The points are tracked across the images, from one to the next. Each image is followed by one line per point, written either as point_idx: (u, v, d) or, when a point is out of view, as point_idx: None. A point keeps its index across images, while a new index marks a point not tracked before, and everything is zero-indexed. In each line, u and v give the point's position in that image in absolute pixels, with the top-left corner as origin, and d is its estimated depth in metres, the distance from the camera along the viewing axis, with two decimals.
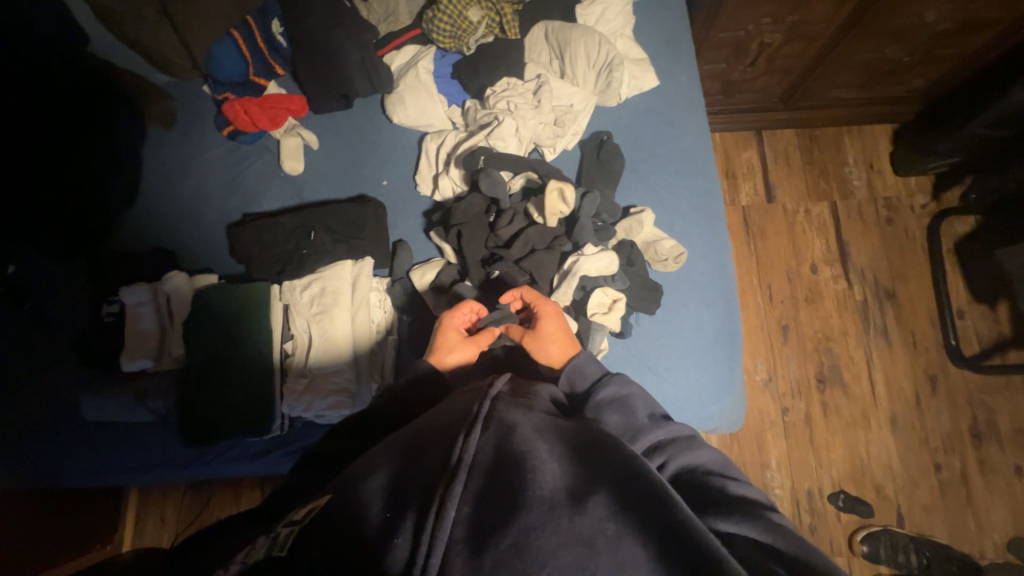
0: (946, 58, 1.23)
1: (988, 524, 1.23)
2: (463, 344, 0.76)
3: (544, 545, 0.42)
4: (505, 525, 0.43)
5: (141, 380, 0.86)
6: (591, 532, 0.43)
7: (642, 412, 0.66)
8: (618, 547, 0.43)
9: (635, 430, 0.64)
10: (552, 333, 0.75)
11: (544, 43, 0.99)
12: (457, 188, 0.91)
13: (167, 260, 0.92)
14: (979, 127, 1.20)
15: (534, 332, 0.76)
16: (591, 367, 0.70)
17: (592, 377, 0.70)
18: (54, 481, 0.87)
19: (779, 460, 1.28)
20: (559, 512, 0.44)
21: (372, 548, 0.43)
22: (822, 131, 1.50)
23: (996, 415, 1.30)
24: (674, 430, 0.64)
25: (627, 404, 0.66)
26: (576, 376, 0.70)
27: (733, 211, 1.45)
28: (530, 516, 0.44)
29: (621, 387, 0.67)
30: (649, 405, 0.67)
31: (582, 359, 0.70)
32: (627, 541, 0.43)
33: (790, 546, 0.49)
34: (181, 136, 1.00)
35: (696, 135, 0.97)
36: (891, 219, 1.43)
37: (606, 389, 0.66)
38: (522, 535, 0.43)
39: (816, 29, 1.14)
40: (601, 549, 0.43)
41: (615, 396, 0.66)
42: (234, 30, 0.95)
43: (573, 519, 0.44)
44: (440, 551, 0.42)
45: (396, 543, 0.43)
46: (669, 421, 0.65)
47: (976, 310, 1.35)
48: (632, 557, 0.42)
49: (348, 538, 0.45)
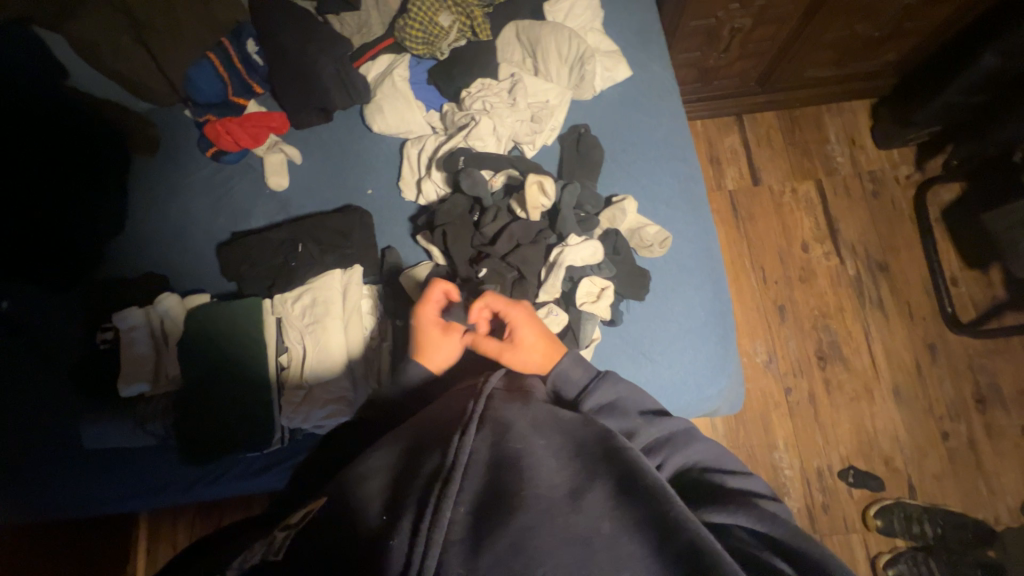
0: (916, 30, 1.24)
1: (1001, 489, 1.22)
2: (448, 338, 0.76)
3: (541, 545, 0.42)
4: (501, 525, 0.43)
5: (140, 405, 0.86)
6: (588, 530, 0.44)
7: (635, 414, 0.65)
8: (615, 543, 0.43)
9: (630, 432, 0.63)
10: (531, 340, 0.72)
11: (515, 43, 1.01)
12: (440, 191, 0.92)
13: (160, 283, 0.93)
14: (954, 94, 1.22)
15: (514, 346, 0.73)
16: (575, 373, 0.68)
17: (579, 385, 0.68)
18: (58, 515, 0.86)
19: (786, 440, 1.28)
20: (556, 510, 0.45)
21: (368, 550, 0.43)
22: (802, 110, 1.51)
23: (998, 378, 1.29)
24: (670, 427, 0.64)
25: (617, 408, 0.65)
26: (561, 383, 0.68)
27: (719, 196, 1.47)
28: (527, 516, 0.44)
29: (610, 390, 0.67)
30: (639, 404, 0.67)
31: (567, 364, 0.69)
32: (624, 538, 0.43)
33: (787, 533, 0.49)
34: (167, 161, 1.01)
35: (673, 121, 0.98)
36: (877, 192, 1.44)
37: (594, 395, 0.66)
38: (518, 536, 0.43)
39: (784, 11, 1.16)
40: (598, 547, 0.43)
41: (603, 403, 0.66)
42: (211, 53, 0.98)
43: (570, 517, 0.44)
44: (437, 553, 0.42)
45: (393, 544, 0.42)
46: (663, 418, 0.65)
47: (969, 275, 1.36)
48: (630, 552, 0.43)
49: (347, 541, 0.45)
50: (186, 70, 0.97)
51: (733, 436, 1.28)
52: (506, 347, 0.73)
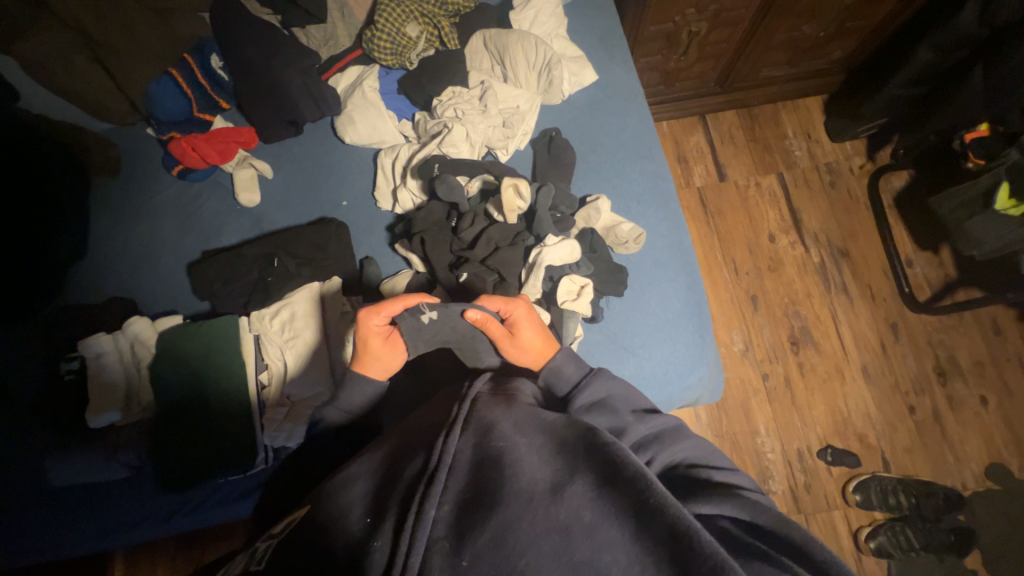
0: (857, 29, 1.33)
1: (966, 456, 1.29)
2: (390, 349, 0.75)
3: (522, 537, 0.43)
4: (482, 521, 0.44)
5: (112, 435, 0.82)
6: (568, 519, 0.44)
7: (626, 412, 0.66)
8: (595, 531, 0.44)
9: (620, 429, 0.64)
10: (528, 335, 0.73)
11: (483, 51, 1.02)
12: (417, 199, 0.92)
13: (128, 306, 0.90)
14: (896, 88, 1.30)
15: (512, 338, 0.73)
16: (567, 369, 0.69)
17: (571, 380, 0.69)
18: (25, 558, 0.81)
19: (766, 425, 1.33)
20: (536, 503, 0.45)
21: (350, 555, 0.44)
22: (760, 108, 1.58)
23: (956, 352, 1.38)
24: (658, 424, 0.65)
25: (607, 406, 0.66)
26: (554, 379, 0.69)
27: (688, 193, 1.52)
28: (508, 511, 0.44)
29: (601, 387, 0.68)
30: (629, 402, 0.68)
31: (560, 360, 0.70)
32: (604, 525, 0.44)
33: (768, 520, 0.51)
34: (130, 182, 0.99)
35: (640, 122, 1.01)
36: (834, 182, 1.52)
37: (586, 391, 0.67)
38: (500, 530, 0.43)
39: (737, 15, 1.22)
40: (578, 535, 0.43)
41: (594, 400, 0.67)
42: (172, 69, 0.95)
43: (551, 508, 0.45)
44: (420, 551, 0.42)
45: (376, 546, 0.43)
46: (652, 416, 0.66)
47: (922, 256, 1.44)
48: (609, 539, 0.43)
49: (331, 547, 0.46)
50: (146, 87, 0.94)
51: (716, 424, 1.32)
52: (505, 337, 0.73)
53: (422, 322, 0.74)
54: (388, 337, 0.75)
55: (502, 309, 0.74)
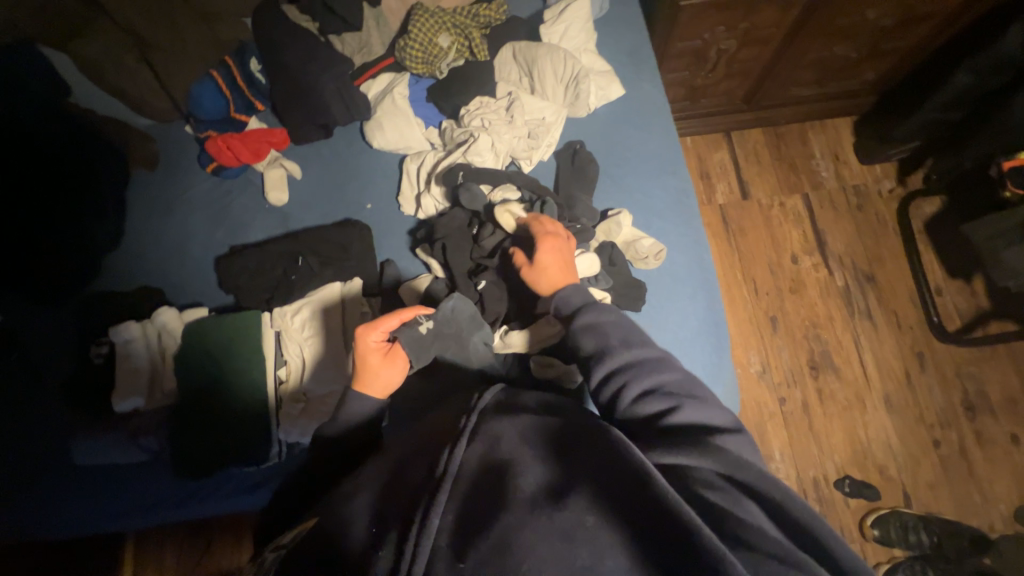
0: (892, 51, 1.31)
1: (993, 496, 1.23)
2: (388, 364, 0.74)
3: (523, 543, 0.42)
4: (485, 527, 0.44)
5: (135, 420, 0.85)
6: (571, 525, 0.43)
7: (615, 336, 0.64)
8: (598, 538, 0.42)
9: (605, 352, 0.63)
10: (545, 263, 0.75)
11: (512, 62, 1.04)
12: (440, 205, 0.94)
13: (157, 296, 0.93)
14: (930, 112, 1.27)
15: (530, 266, 0.77)
16: (574, 297, 0.70)
17: (574, 304, 0.69)
18: (48, 535, 0.84)
19: (782, 451, 1.29)
20: (538, 511, 0.44)
21: (354, 563, 0.45)
22: (787, 127, 1.56)
23: (986, 386, 1.32)
24: (644, 354, 0.62)
25: (599, 329, 0.65)
26: (561, 303, 0.71)
27: (710, 210, 1.50)
28: (511, 516, 0.44)
29: (598, 314, 0.66)
30: (623, 328, 0.65)
31: (569, 289, 0.71)
32: (607, 531, 0.43)
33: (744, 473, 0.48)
34: (167, 177, 1.03)
35: (664, 138, 1.01)
36: (862, 205, 1.49)
37: (581, 317, 0.67)
38: (502, 536, 0.43)
39: (767, 33, 1.22)
40: (581, 540, 0.42)
41: (589, 323, 0.66)
42: (213, 71, 1.00)
43: (553, 515, 0.43)
44: (423, 559, 0.43)
45: (379, 556, 0.44)
46: (640, 345, 0.63)
47: (953, 285, 1.39)
48: (612, 548, 0.42)
49: (337, 553, 0.47)
50: (188, 87, 0.99)
51: None
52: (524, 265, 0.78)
53: (422, 332, 0.76)
54: (386, 351, 0.75)
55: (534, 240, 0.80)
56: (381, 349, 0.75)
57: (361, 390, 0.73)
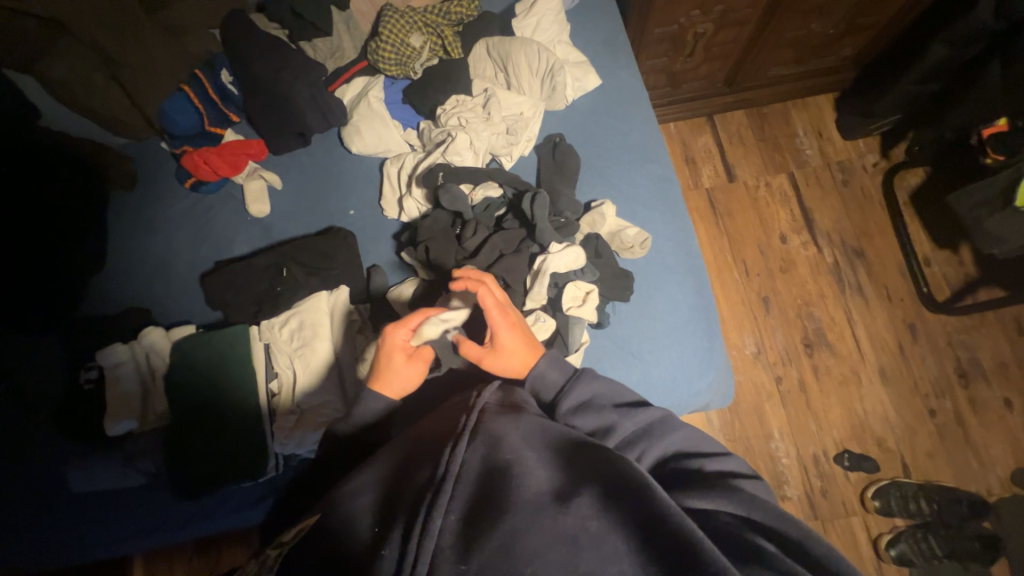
0: (868, 24, 1.30)
1: (990, 461, 1.25)
2: (411, 367, 0.74)
3: (529, 546, 0.43)
4: (490, 529, 0.44)
5: (130, 442, 0.85)
6: (575, 528, 0.44)
7: (612, 408, 0.65)
8: (602, 541, 0.43)
9: (608, 426, 0.63)
10: (512, 346, 0.70)
11: (486, 58, 1.03)
12: (422, 207, 0.93)
13: (144, 316, 0.92)
14: (909, 84, 1.27)
15: (495, 351, 0.70)
16: (551, 374, 0.68)
17: (557, 386, 0.68)
18: (50, 562, 0.84)
19: (781, 429, 1.30)
20: (542, 512, 0.45)
21: (358, 562, 0.45)
22: (770, 107, 1.56)
23: (978, 353, 1.33)
24: (649, 416, 0.64)
25: (594, 405, 0.65)
26: (540, 384, 0.68)
27: (697, 195, 1.50)
28: (515, 519, 0.44)
29: (587, 386, 0.67)
30: (616, 398, 0.67)
31: (543, 365, 0.69)
32: (610, 534, 0.44)
33: (766, 516, 0.50)
34: (145, 195, 1.02)
35: (644, 126, 1.01)
36: (847, 181, 1.49)
37: (570, 397, 0.65)
38: (506, 539, 0.43)
39: (743, 14, 1.21)
40: (585, 544, 0.43)
41: (580, 401, 0.66)
42: (184, 86, 0.99)
43: (558, 518, 0.45)
44: (427, 559, 0.43)
45: (383, 554, 0.44)
46: (641, 409, 0.65)
47: (941, 255, 1.40)
48: (616, 551, 0.43)
49: (339, 552, 0.47)
50: (160, 104, 0.98)
51: (729, 429, 1.30)
52: (486, 353, 0.71)
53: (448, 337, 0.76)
54: (410, 354, 0.74)
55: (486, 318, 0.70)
56: (406, 350, 0.74)
57: (380, 390, 0.74)
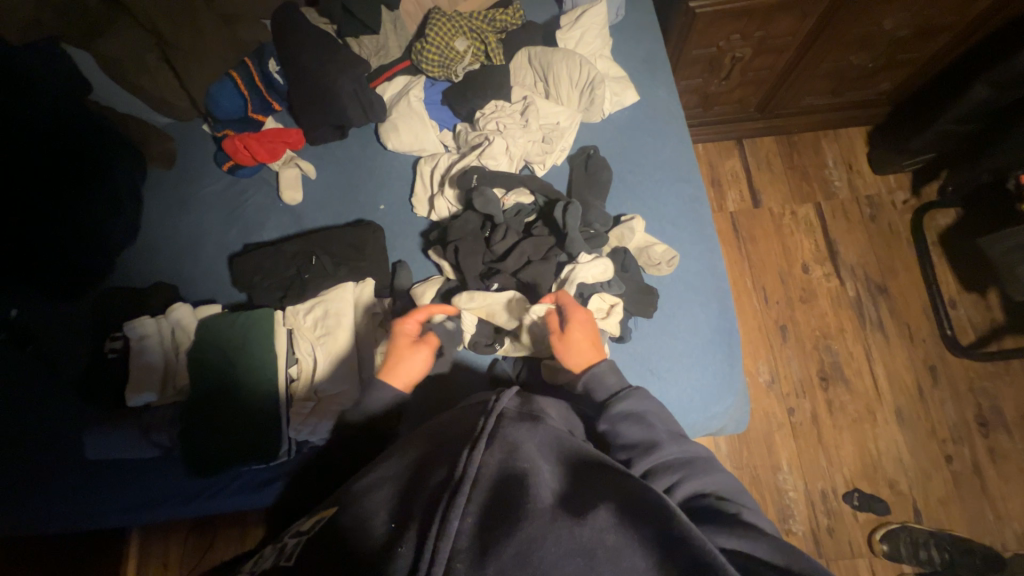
0: (908, 60, 1.30)
1: (1006, 514, 1.21)
2: (415, 352, 0.79)
3: (545, 556, 0.43)
4: (506, 536, 0.44)
5: (145, 415, 0.85)
6: (592, 542, 0.44)
7: (661, 429, 0.65)
8: (618, 556, 0.43)
9: (652, 443, 0.63)
10: (579, 338, 0.75)
11: (527, 67, 1.05)
12: (452, 207, 0.94)
13: (171, 292, 0.94)
14: (946, 123, 1.26)
15: (563, 339, 0.77)
16: (609, 379, 0.71)
17: (612, 389, 0.70)
18: (52, 526, 0.85)
19: (789, 462, 1.28)
20: (559, 522, 0.45)
21: (371, 560, 0.44)
22: (801, 136, 1.56)
23: (1000, 401, 1.30)
24: (691, 450, 0.64)
25: (643, 419, 0.65)
26: (594, 385, 0.72)
27: (721, 217, 1.50)
28: (532, 527, 0.44)
29: (639, 402, 0.68)
30: (665, 422, 0.67)
31: (602, 369, 0.72)
32: (627, 550, 0.44)
33: (800, 565, 0.48)
34: (182, 175, 1.05)
35: (677, 145, 1.01)
36: (875, 216, 1.47)
37: (623, 403, 0.67)
38: (524, 546, 0.43)
39: (783, 42, 1.21)
40: (601, 558, 0.43)
41: (630, 412, 0.67)
42: (232, 71, 1.02)
43: (574, 530, 0.44)
44: (442, 562, 0.43)
45: (398, 551, 0.44)
46: (686, 441, 0.65)
47: (968, 299, 1.37)
48: (632, 567, 0.43)
49: (352, 547, 0.46)
50: (207, 87, 1.00)
51: (736, 456, 1.28)
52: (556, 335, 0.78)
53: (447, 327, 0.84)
54: (415, 341, 0.81)
55: (565, 308, 0.79)
56: (411, 339, 0.81)
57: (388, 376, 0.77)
